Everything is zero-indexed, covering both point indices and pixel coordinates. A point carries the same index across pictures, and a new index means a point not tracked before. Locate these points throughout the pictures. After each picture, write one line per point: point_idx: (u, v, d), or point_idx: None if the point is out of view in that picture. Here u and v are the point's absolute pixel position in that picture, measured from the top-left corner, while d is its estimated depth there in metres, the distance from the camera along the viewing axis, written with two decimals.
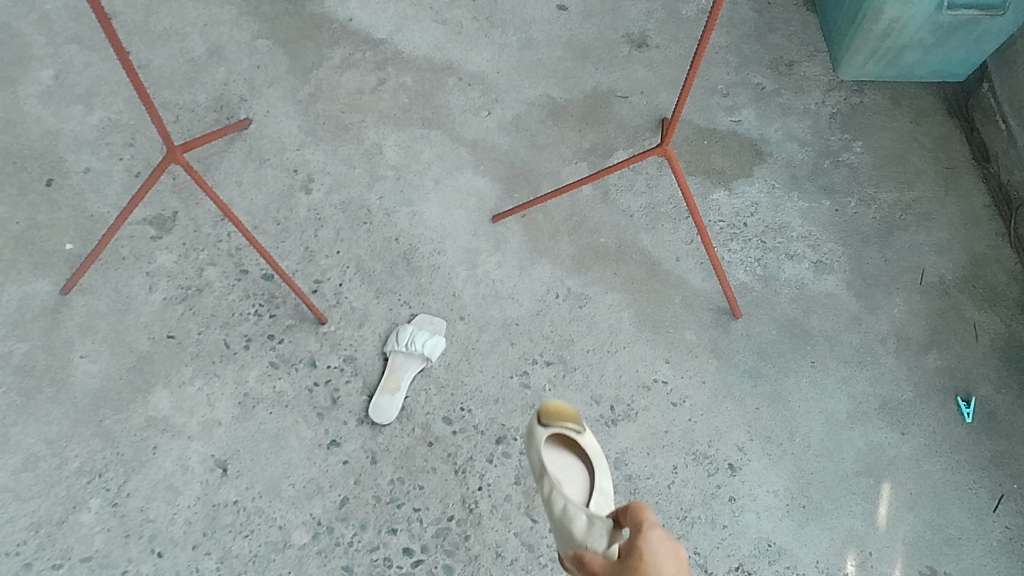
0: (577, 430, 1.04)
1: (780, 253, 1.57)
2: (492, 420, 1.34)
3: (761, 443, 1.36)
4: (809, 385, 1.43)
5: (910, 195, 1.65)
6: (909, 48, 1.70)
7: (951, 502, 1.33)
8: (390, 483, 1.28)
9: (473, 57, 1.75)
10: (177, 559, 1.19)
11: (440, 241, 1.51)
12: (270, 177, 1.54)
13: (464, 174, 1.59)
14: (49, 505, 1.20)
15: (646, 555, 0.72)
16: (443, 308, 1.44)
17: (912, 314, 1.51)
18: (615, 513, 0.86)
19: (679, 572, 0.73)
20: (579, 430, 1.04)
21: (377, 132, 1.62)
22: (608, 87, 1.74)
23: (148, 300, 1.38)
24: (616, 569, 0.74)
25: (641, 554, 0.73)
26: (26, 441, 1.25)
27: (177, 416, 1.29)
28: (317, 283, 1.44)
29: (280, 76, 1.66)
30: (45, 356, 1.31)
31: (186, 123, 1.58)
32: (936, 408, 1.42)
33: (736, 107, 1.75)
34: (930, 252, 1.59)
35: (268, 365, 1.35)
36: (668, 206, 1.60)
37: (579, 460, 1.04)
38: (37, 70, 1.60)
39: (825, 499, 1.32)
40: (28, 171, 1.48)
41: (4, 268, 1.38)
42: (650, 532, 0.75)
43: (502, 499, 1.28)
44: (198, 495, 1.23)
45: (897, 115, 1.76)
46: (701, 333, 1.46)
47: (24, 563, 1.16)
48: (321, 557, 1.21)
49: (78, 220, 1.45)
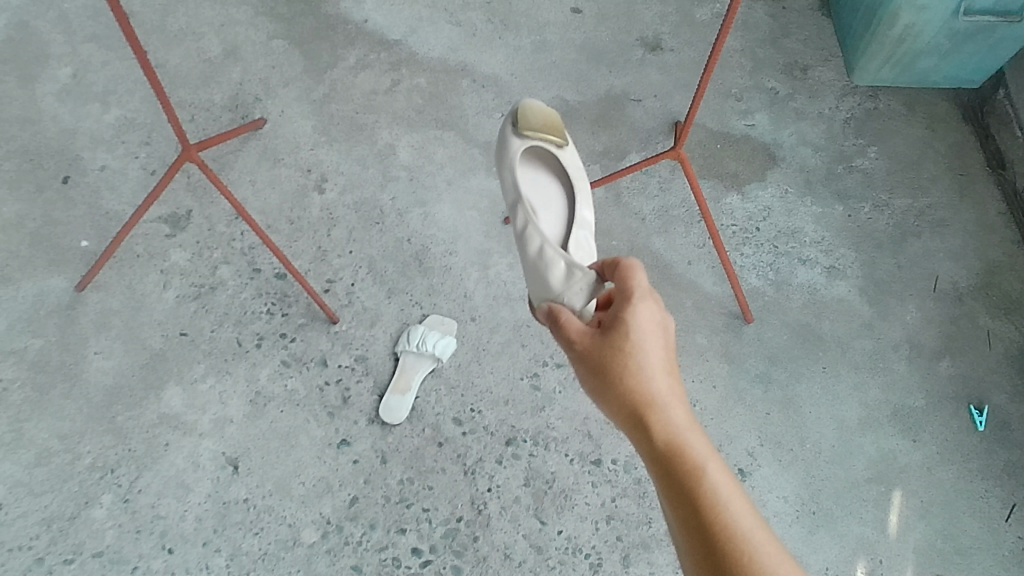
0: (559, 143, 1.15)
1: (793, 258, 1.56)
2: (502, 422, 1.34)
3: (772, 448, 1.36)
4: (821, 391, 1.42)
5: (924, 201, 1.65)
6: (924, 53, 1.69)
7: (963, 511, 1.32)
8: (400, 483, 1.28)
9: (487, 59, 1.75)
10: (188, 555, 1.20)
11: (452, 242, 1.51)
12: (284, 177, 1.55)
13: (476, 175, 1.60)
14: (61, 500, 1.21)
15: (631, 331, 0.79)
16: (455, 309, 1.44)
17: (925, 321, 1.50)
18: (595, 266, 0.96)
19: (661, 351, 0.79)
20: (560, 143, 1.15)
21: (391, 132, 1.63)
22: (621, 90, 1.74)
23: (162, 298, 1.39)
24: (602, 340, 0.81)
25: (626, 330, 0.80)
26: (40, 436, 1.26)
27: (189, 413, 1.30)
28: (329, 283, 1.44)
29: (295, 77, 1.67)
30: (59, 352, 1.33)
31: (202, 122, 1.59)
32: (949, 415, 1.41)
33: (750, 111, 1.75)
34: (943, 259, 1.58)
35: (280, 363, 1.36)
36: (681, 210, 1.60)
37: (562, 186, 1.17)
38: (55, 68, 1.62)
39: (835, 506, 1.32)
40: (45, 168, 1.50)
41: (20, 264, 1.40)
42: (638, 305, 0.81)
43: (511, 501, 1.28)
44: (208, 492, 1.24)
45: (912, 121, 1.75)
46: (712, 337, 1.46)
47: (36, 557, 1.17)
48: (330, 556, 1.21)
49: (94, 218, 1.46)
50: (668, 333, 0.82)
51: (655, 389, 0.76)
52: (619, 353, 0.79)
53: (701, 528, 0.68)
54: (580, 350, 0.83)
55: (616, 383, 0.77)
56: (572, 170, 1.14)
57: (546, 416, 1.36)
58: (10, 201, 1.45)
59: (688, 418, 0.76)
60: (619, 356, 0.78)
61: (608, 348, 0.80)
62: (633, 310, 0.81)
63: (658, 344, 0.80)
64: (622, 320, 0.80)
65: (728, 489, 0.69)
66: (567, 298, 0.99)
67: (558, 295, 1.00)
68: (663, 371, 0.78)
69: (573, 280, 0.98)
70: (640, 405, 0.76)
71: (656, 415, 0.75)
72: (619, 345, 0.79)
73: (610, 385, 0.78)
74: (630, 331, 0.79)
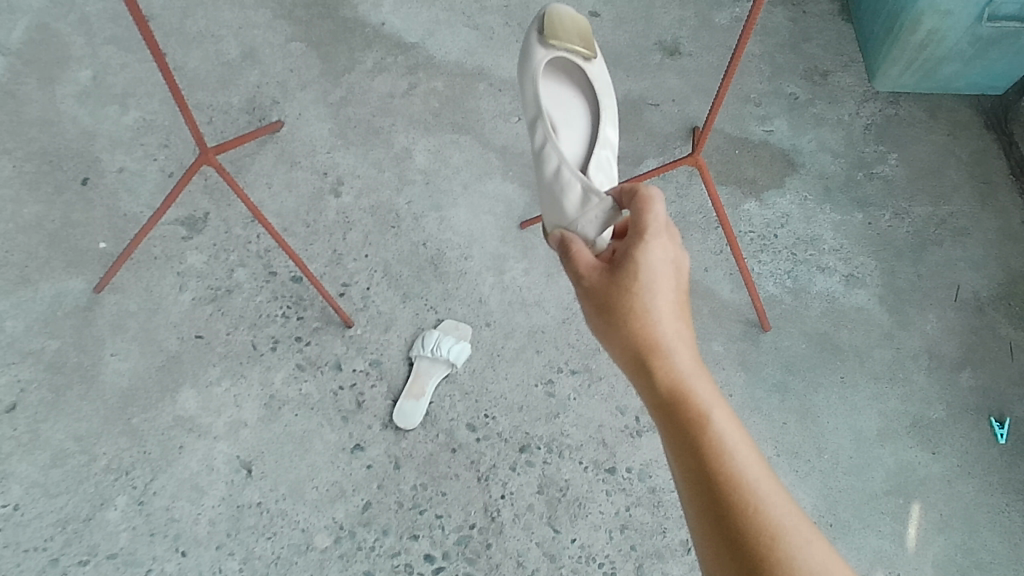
0: (586, 57, 1.17)
1: (811, 266, 1.55)
2: (517, 428, 1.34)
3: (789, 459, 1.35)
4: (839, 401, 1.40)
5: (945, 209, 1.62)
6: (947, 59, 1.68)
7: (983, 525, 1.31)
8: (413, 489, 1.28)
9: (504, 63, 1.75)
10: (201, 559, 1.20)
11: (467, 246, 1.51)
12: (300, 180, 1.54)
13: (493, 179, 1.59)
14: (77, 501, 1.21)
15: (640, 269, 0.80)
16: (470, 314, 1.44)
17: (945, 331, 1.48)
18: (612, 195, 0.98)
19: (670, 292, 0.80)
20: (587, 56, 1.17)
21: (407, 136, 1.63)
22: (639, 94, 1.73)
23: (178, 300, 1.40)
24: (611, 278, 0.81)
25: (635, 269, 0.80)
26: (56, 437, 1.26)
27: (204, 416, 1.30)
28: (345, 286, 1.44)
29: (312, 80, 1.67)
30: (76, 354, 1.33)
31: (219, 125, 1.59)
32: (969, 428, 1.39)
33: (769, 117, 1.73)
34: (965, 268, 1.56)
35: (295, 367, 1.36)
36: (698, 216, 1.59)
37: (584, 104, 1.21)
38: (75, 70, 1.62)
39: (852, 518, 1.30)
40: (64, 169, 1.50)
41: (38, 265, 1.40)
42: (650, 242, 0.81)
43: (525, 508, 1.27)
44: (222, 496, 1.24)
45: (933, 128, 1.73)
46: (728, 345, 1.45)
47: (51, 558, 1.18)
48: (343, 561, 1.21)
49: (112, 220, 1.46)
50: (678, 272, 0.82)
51: (660, 330, 0.77)
52: (627, 293, 0.79)
53: (699, 471, 0.68)
54: (588, 287, 0.84)
55: (623, 323, 0.78)
56: (597, 87, 1.18)
57: (561, 423, 1.35)
58: (29, 202, 1.46)
59: (692, 360, 0.76)
60: (627, 296, 0.79)
61: (616, 287, 0.80)
62: (644, 248, 0.81)
63: (666, 284, 0.80)
64: (631, 260, 0.80)
65: (728, 433, 0.70)
66: (580, 226, 1.01)
67: (571, 222, 1.02)
68: (669, 313, 0.78)
69: (589, 208, 1.00)
70: (646, 345, 0.76)
71: (659, 357, 0.75)
72: (627, 285, 0.80)
73: (616, 323, 0.79)
74: (639, 270, 0.79)
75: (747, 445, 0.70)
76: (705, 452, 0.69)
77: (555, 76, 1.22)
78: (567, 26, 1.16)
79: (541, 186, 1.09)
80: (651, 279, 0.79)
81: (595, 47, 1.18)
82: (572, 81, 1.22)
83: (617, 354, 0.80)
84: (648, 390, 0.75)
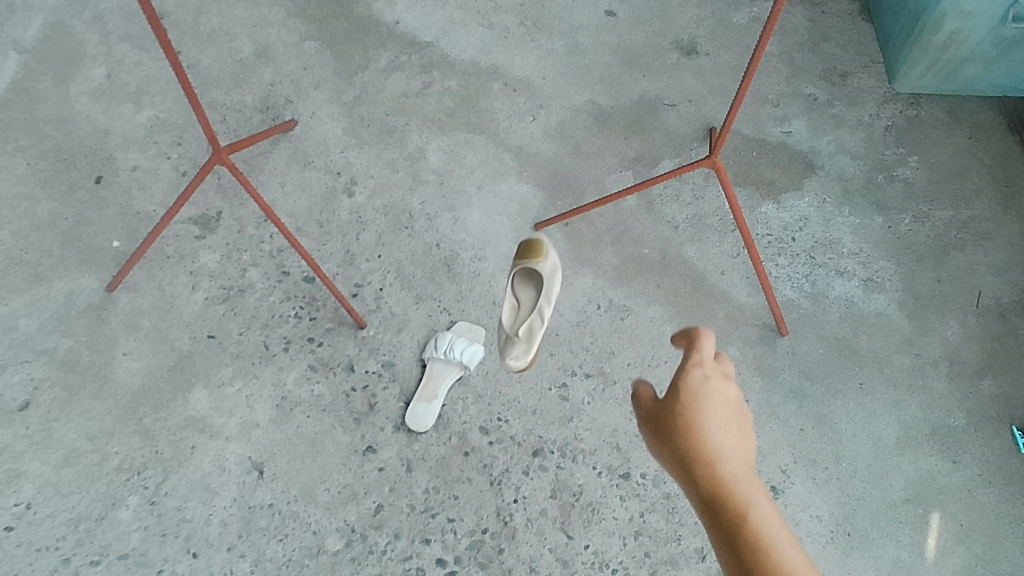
0: (538, 262, 1.25)
1: (830, 270, 1.52)
2: (530, 432, 1.32)
3: (806, 466, 1.33)
4: (857, 408, 1.38)
5: (966, 213, 1.60)
6: (969, 61, 1.64)
7: (1004, 536, 1.28)
8: (425, 492, 1.26)
9: (519, 62, 1.73)
10: (212, 560, 1.19)
11: (481, 247, 1.49)
12: (314, 179, 1.53)
13: (507, 180, 1.57)
14: (88, 501, 1.21)
15: (692, 388, 0.80)
16: (483, 316, 1.43)
17: (966, 337, 1.46)
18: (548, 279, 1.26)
19: (723, 420, 0.78)
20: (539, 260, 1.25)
21: (421, 135, 1.61)
22: (655, 95, 1.71)
23: (190, 299, 1.39)
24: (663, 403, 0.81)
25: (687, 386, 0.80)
26: (68, 436, 1.26)
27: (216, 416, 1.29)
28: (357, 287, 1.43)
29: (326, 78, 1.66)
30: (89, 353, 1.33)
31: (233, 124, 1.58)
32: (990, 436, 1.37)
33: (787, 118, 1.71)
34: (986, 274, 1.53)
35: (307, 368, 1.35)
36: (715, 218, 1.57)
37: (529, 284, 1.28)
38: (89, 67, 1.62)
39: (871, 527, 1.28)
40: (78, 167, 1.50)
41: (51, 263, 1.40)
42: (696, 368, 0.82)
43: (538, 513, 1.26)
44: (234, 497, 1.23)
45: (955, 130, 1.70)
46: (745, 350, 1.43)
47: (63, 558, 1.17)
48: (354, 565, 1.20)
49: (125, 218, 1.46)
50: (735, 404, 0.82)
51: (710, 435, 0.76)
52: (681, 408, 0.79)
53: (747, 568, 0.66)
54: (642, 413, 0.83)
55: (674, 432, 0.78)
56: (550, 278, 1.27)
57: (574, 427, 1.34)
58: (43, 200, 1.46)
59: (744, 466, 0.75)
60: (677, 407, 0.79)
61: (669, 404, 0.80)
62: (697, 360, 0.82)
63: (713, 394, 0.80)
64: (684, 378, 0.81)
65: (776, 530, 0.68)
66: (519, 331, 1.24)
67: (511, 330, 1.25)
68: (723, 425, 0.78)
69: (533, 325, 1.23)
70: (688, 451, 0.76)
71: (710, 465, 0.74)
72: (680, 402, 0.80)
73: (661, 435, 0.79)
74: (689, 382, 0.81)
75: (794, 543, 0.68)
76: (748, 551, 0.67)
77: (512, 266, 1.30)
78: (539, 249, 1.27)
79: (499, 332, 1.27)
80: (690, 390, 0.80)
81: (548, 252, 1.27)
82: (526, 277, 1.28)
83: (665, 465, 0.80)
84: (694, 496, 0.74)
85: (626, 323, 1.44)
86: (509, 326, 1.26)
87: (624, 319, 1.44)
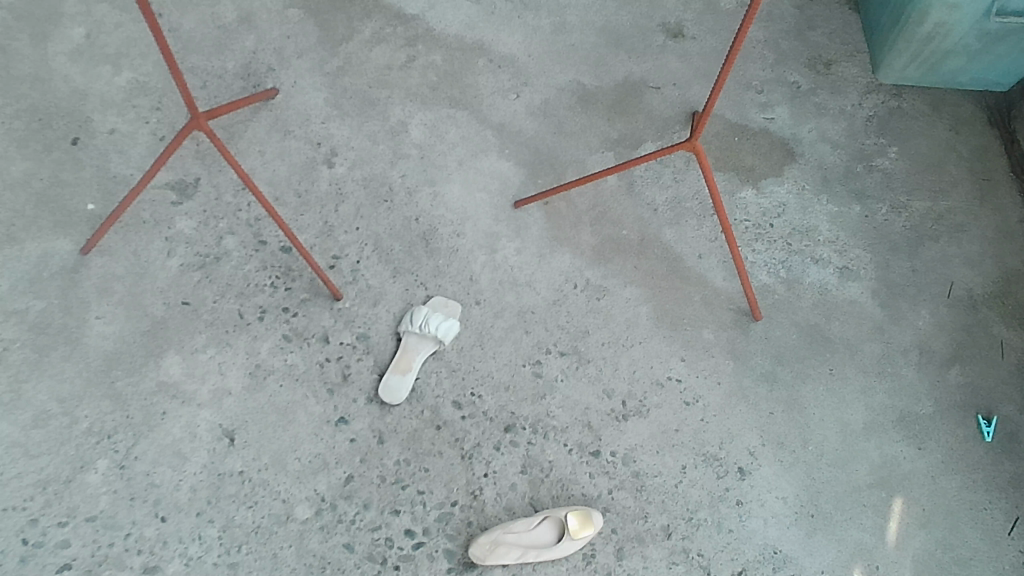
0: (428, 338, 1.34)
1: (806, 256, 1.54)
2: (503, 408, 1.33)
3: (774, 449, 1.34)
4: (826, 393, 1.40)
5: (943, 205, 1.61)
6: (953, 53, 1.66)
7: (965, 522, 1.31)
8: (396, 464, 1.27)
9: (504, 39, 1.73)
10: (181, 525, 1.19)
11: (460, 223, 1.49)
12: (293, 149, 1.53)
13: (488, 156, 1.57)
14: (57, 463, 1.21)
15: None
16: (460, 292, 1.43)
17: (937, 328, 1.48)
18: (422, 334, 1.35)
19: None
20: (425, 335, 1.35)
21: (404, 109, 1.61)
22: (640, 77, 1.71)
23: (165, 266, 1.38)
24: None
25: None
26: (38, 398, 1.25)
27: (188, 382, 1.29)
28: (334, 259, 1.43)
29: (309, 48, 1.65)
30: (61, 315, 1.32)
31: (213, 90, 1.57)
32: (956, 425, 1.39)
33: (770, 105, 1.71)
34: (960, 265, 1.55)
35: (281, 338, 1.35)
36: (694, 202, 1.57)
37: (433, 350, 1.35)
38: (68, 27, 1.60)
39: (835, 510, 1.30)
40: (54, 128, 1.48)
41: (25, 223, 1.39)
42: None
43: (507, 488, 1.27)
44: (204, 463, 1.24)
45: (936, 122, 1.72)
46: (718, 333, 1.44)
47: (29, 519, 1.17)
48: (323, 533, 1.21)
49: (101, 181, 1.44)
50: None
51: None
52: None
53: None
54: None
55: None
56: (442, 341, 1.35)
57: (547, 404, 1.34)
58: (18, 160, 1.44)
59: None
60: None
61: None
62: None
63: None
64: None
65: None
66: (413, 343, 1.35)
67: (428, 331, 1.34)
68: None
69: (416, 356, 1.34)
70: None
71: None
72: None
73: None
74: None
75: None
76: None
77: (425, 350, 1.35)
78: (442, 324, 1.35)
79: (430, 335, 1.34)
80: None
81: (424, 331, 1.34)
82: (429, 345, 1.35)
83: None
84: None
85: (602, 303, 1.45)
86: (434, 327, 1.34)
87: (599, 299, 1.45)
